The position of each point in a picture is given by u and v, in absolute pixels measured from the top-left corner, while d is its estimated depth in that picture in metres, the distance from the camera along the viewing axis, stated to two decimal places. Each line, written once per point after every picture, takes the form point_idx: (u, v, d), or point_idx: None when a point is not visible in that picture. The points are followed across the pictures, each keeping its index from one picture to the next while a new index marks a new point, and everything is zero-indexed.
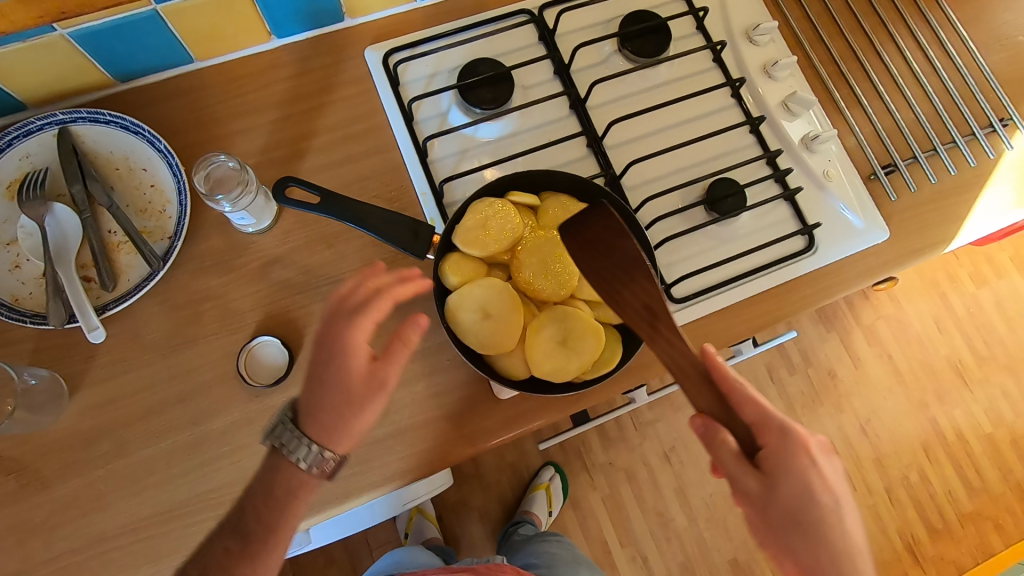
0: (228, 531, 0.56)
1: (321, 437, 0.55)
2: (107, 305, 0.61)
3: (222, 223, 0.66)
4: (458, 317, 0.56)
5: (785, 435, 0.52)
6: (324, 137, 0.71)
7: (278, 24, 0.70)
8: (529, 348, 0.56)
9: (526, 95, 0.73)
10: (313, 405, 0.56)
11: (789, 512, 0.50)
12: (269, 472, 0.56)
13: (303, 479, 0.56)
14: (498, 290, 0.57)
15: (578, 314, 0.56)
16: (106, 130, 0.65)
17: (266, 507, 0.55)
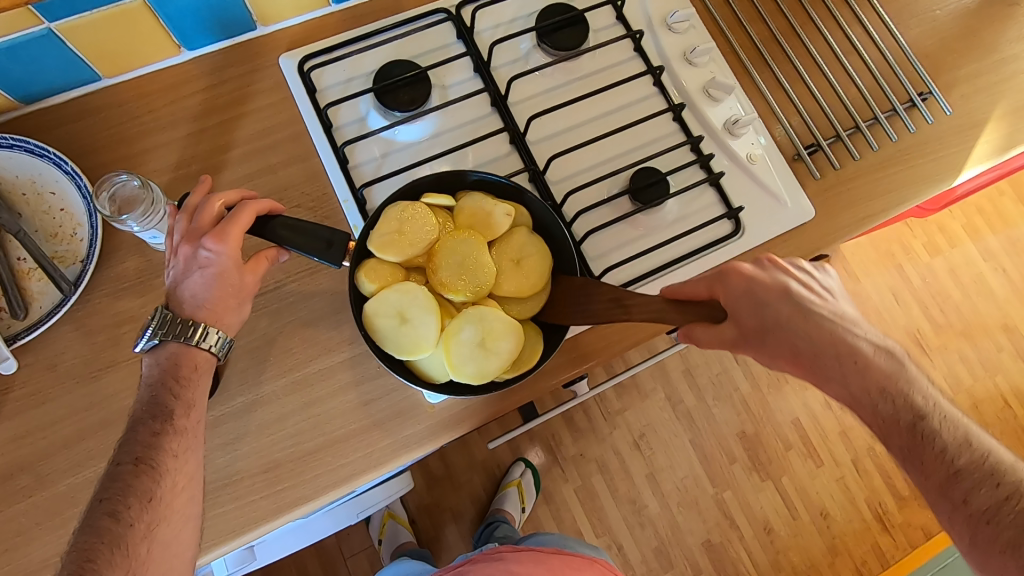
0: (138, 416, 0.52)
1: (209, 315, 0.55)
2: (17, 334, 0.60)
3: (138, 243, 0.65)
4: (376, 324, 0.55)
5: (724, 280, 0.60)
6: (242, 149, 0.70)
7: (186, 37, 0.68)
8: (447, 349, 0.55)
9: (446, 95, 0.73)
10: (193, 298, 0.55)
11: (760, 334, 0.59)
12: (158, 370, 0.54)
13: (206, 364, 0.56)
14: (414, 293, 0.56)
15: (495, 312, 0.56)
16: (9, 154, 0.64)
17: (180, 389, 0.54)
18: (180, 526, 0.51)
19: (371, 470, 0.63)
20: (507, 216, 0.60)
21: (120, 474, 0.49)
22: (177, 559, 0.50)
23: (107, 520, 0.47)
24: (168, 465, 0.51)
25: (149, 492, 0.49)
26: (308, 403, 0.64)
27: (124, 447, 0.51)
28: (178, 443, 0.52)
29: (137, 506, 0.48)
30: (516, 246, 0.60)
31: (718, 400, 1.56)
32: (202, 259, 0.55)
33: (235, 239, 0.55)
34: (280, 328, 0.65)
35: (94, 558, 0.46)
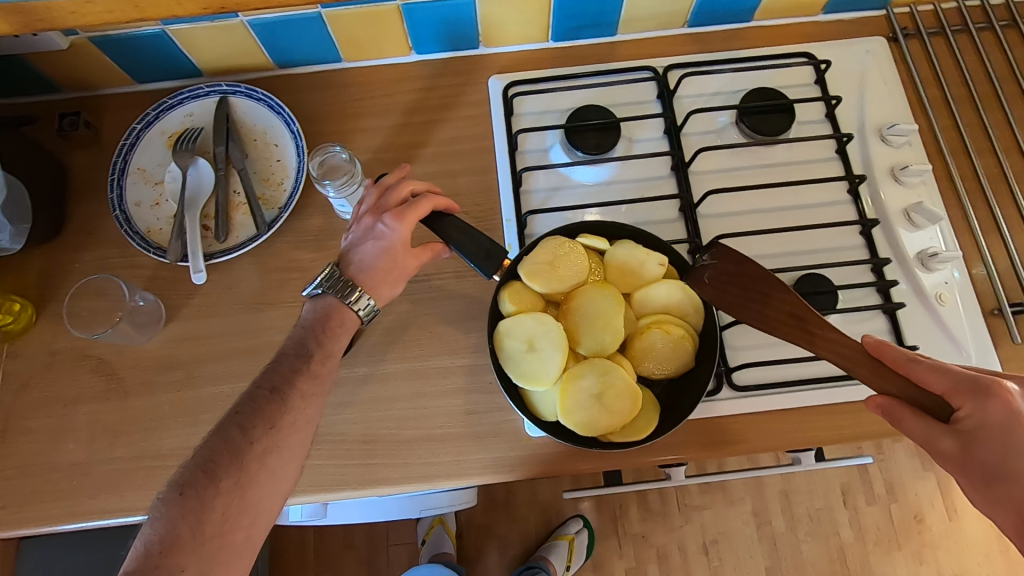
0: (285, 353, 0.58)
1: (367, 282, 0.61)
2: (215, 253, 0.69)
3: (327, 207, 0.73)
4: (505, 345, 0.57)
5: (985, 397, 0.47)
6: (434, 148, 0.76)
7: (419, 42, 0.77)
8: (564, 393, 0.55)
9: (631, 147, 0.74)
10: (361, 264, 0.61)
11: (989, 472, 0.46)
12: (311, 316, 0.60)
13: (350, 325, 0.61)
14: (550, 325, 0.57)
15: (621, 371, 0.55)
16: (255, 105, 0.75)
17: (324, 338, 0.59)
18: (288, 461, 0.53)
19: (453, 478, 0.64)
20: (661, 267, 0.59)
21: (256, 396, 0.54)
22: (277, 490, 0.52)
23: (236, 431, 0.51)
24: (295, 403, 0.54)
25: (274, 420, 0.53)
26: (417, 393, 0.67)
27: (266, 376, 0.56)
28: (307, 388, 0.56)
29: (262, 427, 0.52)
30: (657, 302, 0.59)
31: (811, 537, 1.40)
32: (378, 232, 0.61)
33: (410, 221, 0.60)
34: (416, 318, 0.70)
35: (216, 459, 0.49)
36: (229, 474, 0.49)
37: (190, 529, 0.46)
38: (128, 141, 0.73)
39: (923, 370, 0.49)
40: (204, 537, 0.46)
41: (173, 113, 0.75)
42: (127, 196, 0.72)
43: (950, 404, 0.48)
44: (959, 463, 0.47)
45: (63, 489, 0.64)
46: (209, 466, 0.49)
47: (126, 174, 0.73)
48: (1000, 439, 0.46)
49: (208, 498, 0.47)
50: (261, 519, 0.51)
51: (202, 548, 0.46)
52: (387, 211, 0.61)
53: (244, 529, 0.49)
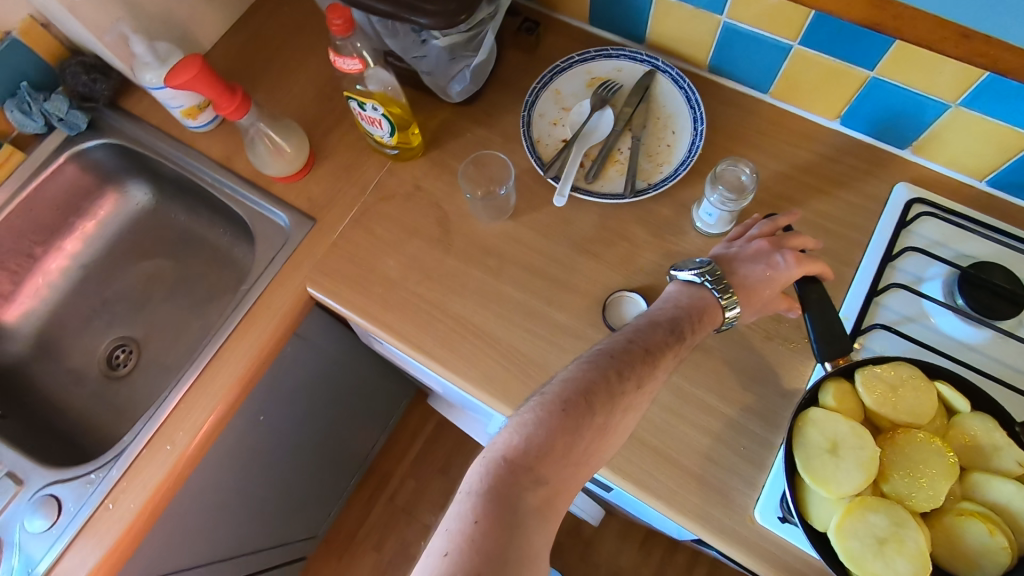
0: (659, 321, 0.54)
1: (742, 293, 0.59)
2: (579, 189, 0.75)
3: (684, 205, 0.75)
4: (809, 434, 0.55)
5: None
6: (806, 212, 0.75)
7: (854, 115, 0.76)
8: (843, 514, 0.52)
9: (1015, 329, 0.66)
10: (745, 277, 0.60)
11: None
12: (686, 299, 0.58)
13: (710, 325, 0.58)
14: (863, 442, 0.54)
15: (917, 533, 0.50)
16: (675, 90, 0.80)
17: (698, 326, 0.56)
18: (633, 420, 0.50)
19: (664, 504, 0.63)
20: (1017, 465, 0.53)
21: (630, 348, 0.51)
22: (616, 443, 0.50)
23: (614, 374, 0.48)
24: (660, 371, 0.51)
25: (641, 378, 0.50)
26: (671, 409, 0.67)
27: (639, 333, 0.53)
28: (673, 362, 0.53)
29: (633, 381, 0.49)
30: (993, 493, 0.53)
31: None
32: (772, 259, 0.61)
33: (802, 270, 0.61)
34: (708, 346, 0.69)
35: (596, 392, 0.47)
36: (603, 413, 0.47)
37: (564, 448, 0.45)
38: (562, 64, 0.82)
39: None
40: (569, 461, 0.45)
41: (607, 61, 0.82)
42: (537, 105, 0.81)
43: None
44: None
45: (369, 291, 0.73)
46: (588, 394, 0.46)
47: (545, 89, 0.81)
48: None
49: (584, 427, 0.45)
50: (597, 466, 0.49)
51: (565, 469, 0.45)
52: (784, 247, 0.62)
53: (589, 468, 0.47)
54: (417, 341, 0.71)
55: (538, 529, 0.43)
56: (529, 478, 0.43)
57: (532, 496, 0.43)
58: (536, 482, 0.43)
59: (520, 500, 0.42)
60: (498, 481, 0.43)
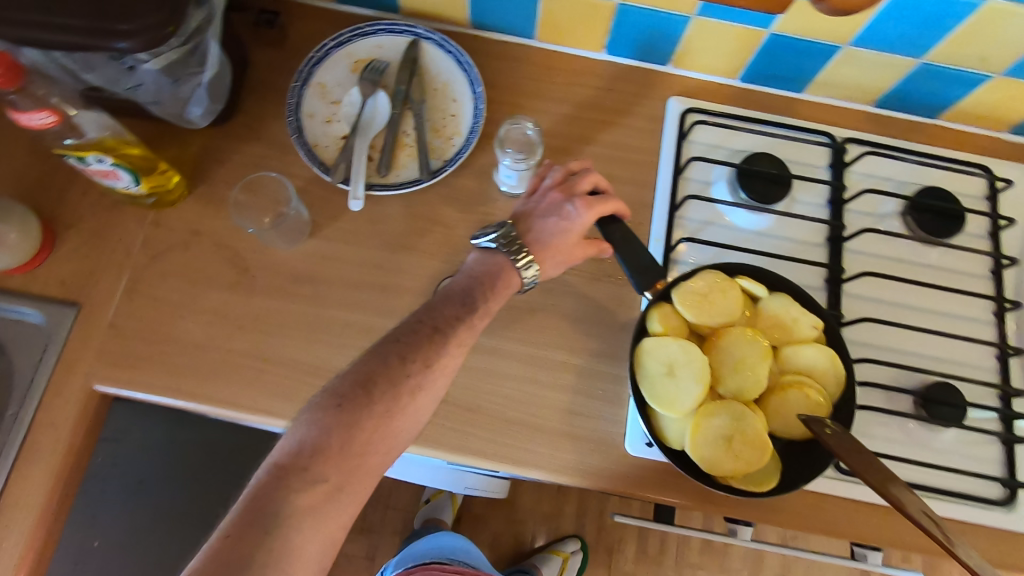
0: (451, 295, 0.57)
1: (537, 251, 0.61)
2: (374, 186, 0.70)
3: (485, 172, 0.73)
4: (646, 364, 0.57)
5: None
6: (599, 149, 0.77)
7: (615, 43, 0.77)
8: (694, 428, 0.56)
9: (791, 206, 0.74)
10: (536, 234, 0.61)
11: None
12: (482, 266, 0.60)
13: (511, 289, 0.60)
14: (693, 356, 0.57)
15: (754, 420, 0.55)
16: (443, 56, 0.75)
17: (491, 293, 0.58)
18: (432, 400, 0.53)
19: (544, 470, 0.65)
20: (813, 329, 0.60)
21: (418, 331, 0.54)
22: (416, 424, 0.53)
23: (393, 360, 0.52)
24: (453, 346, 0.54)
25: (428, 358, 0.52)
26: (528, 377, 0.67)
27: (431, 311, 0.56)
28: (464, 334, 0.55)
29: (418, 362, 0.52)
30: (803, 358, 0.59)
31: None
32: (562, 210, 0.62)
33: (594, 214, 0.61)
34: (545, 306, 0.70)
35: (374, 381, 0.50)
36: (382, 401, 0.50)
37: (340, 442, 0.48)
38: (316, 54, 0.73)
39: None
40: (349, 454, 0.48)
41: (365, 40, 0.75)
42: (302, 106, 0.73)
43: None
44: None
45: (174, 365, 0.65)
46: (365, 384, 0.50)
47: (307, 85, 0.73)
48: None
49: (358, 417, 0.49)
50: (397, 450, 0.52)
51: (344, 463, 0.48)
52: (574, 194, 0.62)
53: (380, 455, 0.50)
54: (248, 400, 0.64)
55: (309, 525, 0.46)
56: (302, 476, 0.46)
57: (300, 492, 0.46)
58: (311, 479, 0.46)
59: (286, 502, 0.45)
60: (268, 482, 0.46)
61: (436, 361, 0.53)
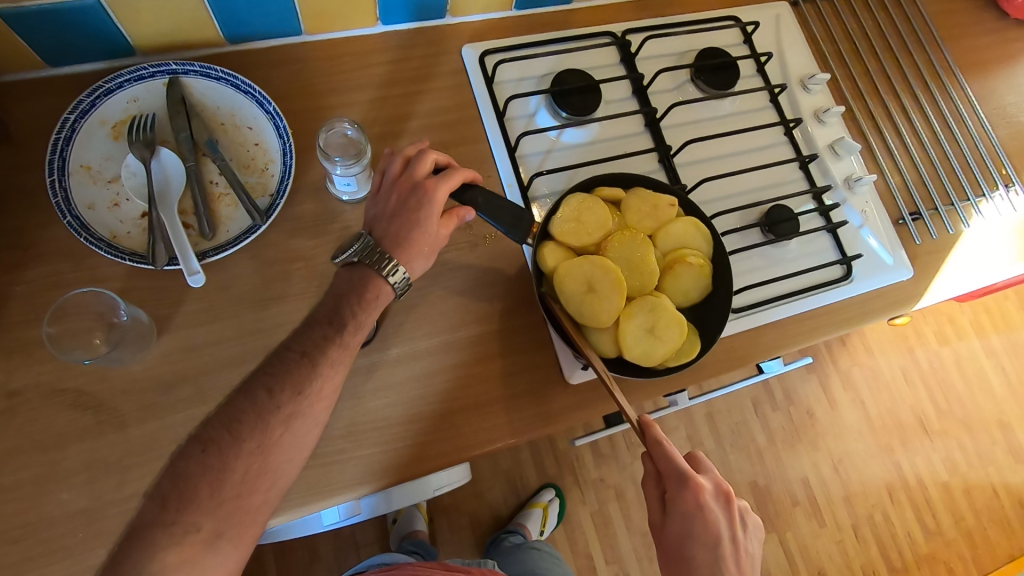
0: (319, 316, 0.54)
1: (403, 253, 0.58)
2: (206, 252, 0.62)
3: (318, 189, 0.68)
4: (565, 291, 0.60)
5: (683, 487, 0.61)
6: (418, 122, 0.75)
7: (388, 12, 0.74)
8: (621, 333, 0.60)
9: (607, 109, 0.80)
10: (395, 236, 0.58)
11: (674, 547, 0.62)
12: (345, 284, 0.56)
13: (384, 298, 0.57)
14: (605, 266, 0.61)
15: (666, 304, 0.61)
16: (215, 85, 0.67)
17: (360, 309, 0.55)
18: (312, 429, 0.51)
19: (508, 437, 0.66)
20: (673, 207, 0.65)
21: (286, 359, 0.51)
22: (297, 455, 0.51)
23: (263, 393, 0.49)
24: (324, 370, 0.51)
25: (301, 385, 0.50)
26: (455, 364, 0.67)
27: (299, 335, 0.53)
28: (337, 352, 0.53)
29: (287, 393, 0.50)
30: (677, 234, 0.65)
31: (735, 448, 1.60)
32: (411, 203, 0.58)
33: (442, 194, 0.59)
34: (438, 292, 0.69)
35: (240, 419, 0.48)
36: (251, 437, 0.48)
37: (209, 488, 0.46)
38: (60, 134, 0.61)
39: (672, 458, 0.62)
40: (222, 497, 0.46)
41: (112, 99, 0.64)
42: (74, 199, 0.61)
43: (661, 483, 0.63)
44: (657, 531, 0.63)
45: (71, 542, 0.55)
46: (233, 423, 0.48)
47: (67, 173, 0.61)
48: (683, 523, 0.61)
49: (228, 458, 0.47)
50: (278, 485, 0.50)
51: (217, 509, 0.46)
52: (417, 183, 0.59)
53: (260, 493, 0.48)
54: None
55: None
56: (172, 529, 0.44)
57: (165, 548, 0.43)
58: (182, 533, 0.44)
59: (154, 561, 0.43)
60: (131, 538, 0.44)
61: (308, 387, 0.50)
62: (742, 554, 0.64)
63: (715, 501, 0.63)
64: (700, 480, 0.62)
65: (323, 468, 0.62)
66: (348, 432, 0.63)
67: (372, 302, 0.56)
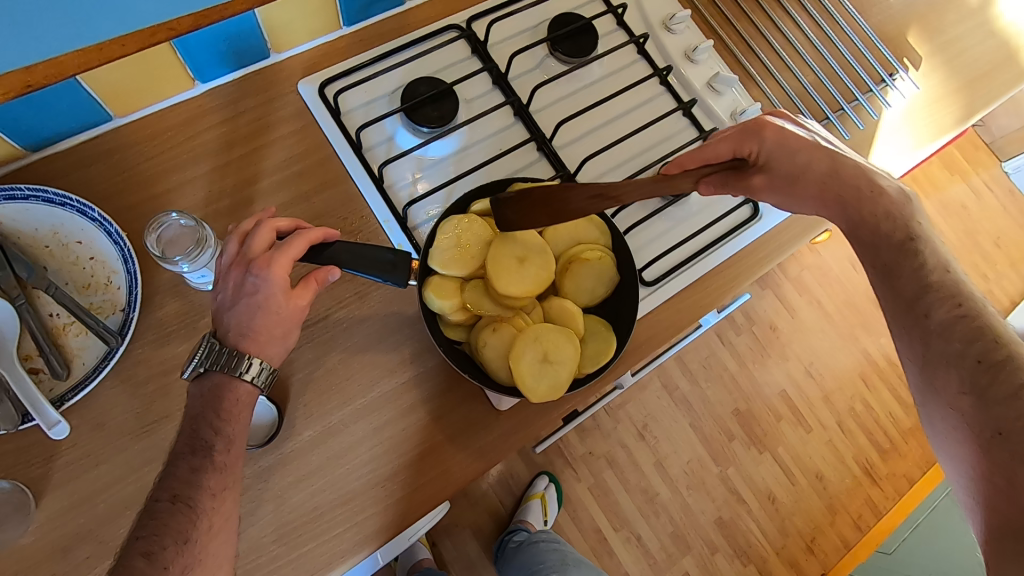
0: (179, 448, 0.50)
1: (253, 344, 0.54)
2: (65, 396, 0.56)
3: (175, 286, 0.62)
4: (500, 261, 0.57)
5: (754, 133, 0.61)
6: (270, 179, 0.68)
7: (201, 68, 0.66)
8: (517, 371, 0.55)
9: (469, 109, 0.73)
10: (238, 326, 0.54)
11: (789, 178, 0.60)
12: (200, 401, 0.52)
13: (249, 398, 0.54)
14: (549, 255, 0.60)
15: (547, 327, 0.57)
16: (24, 206, 0.59)
17: (221, 424, 0.52)
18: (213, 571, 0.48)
19: (450, 487, 0.63)
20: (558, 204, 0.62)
21: (157, 512, 0.48)
22: None
23: (142, 560, 0.45)
24: (206, 505, 0.49)
25: (184, 533, 0.47)
26: (375, 428, 0.63)
27: (164, 480, 0.49)
28: (213, 483, 0.50)
29: (171, 548, 0.46)
30: (568, 228, 0.62)
31: (710, 381, 1.60)
32: (249, 286, 0.54)
33: (283, 265, 0.53)
34: (339, 356, 0.64)
35: None
36: None
37: None
38: None
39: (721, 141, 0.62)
40: None
41: None
42: None
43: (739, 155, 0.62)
44: (768, 187, 0.61)
45: None
46: None
47: None
48: (782, 154, 0.60)
49: None
50: None
51: None
52: (252, 261, 0.54)
53: None
54: None
55: None
56: None
57: None
58: None
59: None
60: None
61: (193, 534, 0.48)
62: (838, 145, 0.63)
63: (807, 131, 0.62)
64: (761, 118, 0.62)
65: None
66: (280, 536, 0.59)
67: (233, 410, 0.53)
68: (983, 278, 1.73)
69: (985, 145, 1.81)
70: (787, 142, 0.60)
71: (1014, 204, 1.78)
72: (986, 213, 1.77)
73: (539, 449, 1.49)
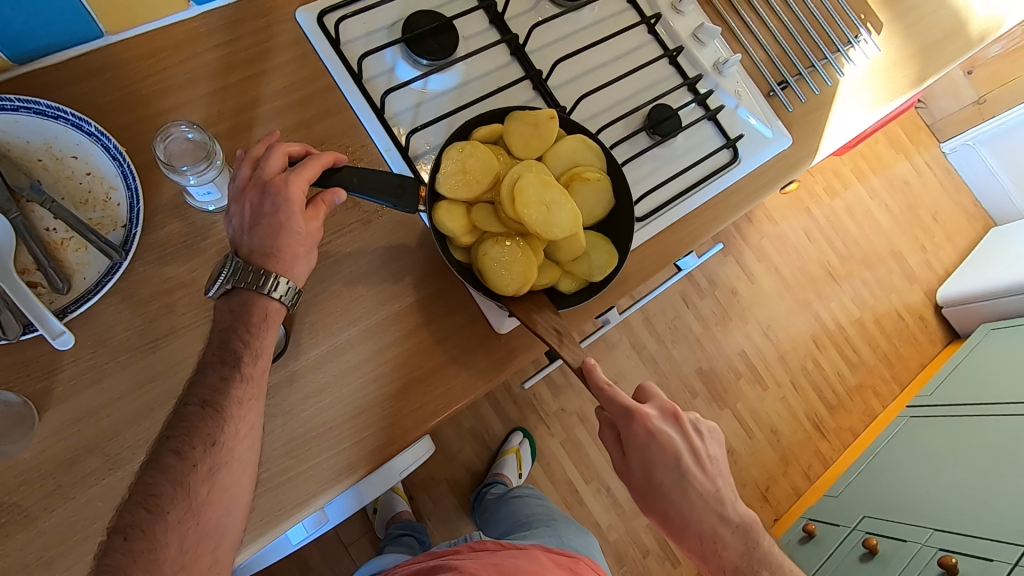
0: (209, 358, 0.52)
1: (279, 264, 0.54)
2: (67, 308, 0.56)
3: (177, 205, 0.61)
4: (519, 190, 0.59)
5: (629, 422, 0.60)
6: (270, 105, 0.68)
7: None
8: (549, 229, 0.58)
9: (467, 45, 0.75)
10: (262, 247, 0.54)
11: (641, 482, 0.62)
12: (229, 317, 0.54)
13: (277, 316, 0.55)
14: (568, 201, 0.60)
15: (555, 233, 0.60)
16: (15, 118, 0.58)
17: (250, 337, 0.53)
18: (241, 474, 0.50)
19: (454, 404, 0.65)
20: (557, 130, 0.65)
21: (188, 415, 0.50)
22: (236, 506, 0.50)
23: (173, 458, 0.49)
24: (232, 412, 0.50)
25: (212, 436, 0.50)
26: (380, 349, 0.64)
27: (194, 388, 0.51)
28: (242, 391, 0.51)
29: (200, 448, 0.49)
30: (568, 150, 0.65)
31: (676, 341, 1.68)
32: (267, 208, 0.54)
33: (300, 187, 0.54)
34: (342, 280, 0.65)
35: (157, 493, 0.47)
36: (176, 505, 0.47)
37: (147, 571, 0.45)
38: None
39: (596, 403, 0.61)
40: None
41: None
42: None
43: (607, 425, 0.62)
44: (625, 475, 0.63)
45: None
46: (153, 498, 0.47)
47: None
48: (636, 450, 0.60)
49: (156, 535, 0.46)
50: (227, 536, 0.49)
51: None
52: (268, 184, 0.55)
53: (207, 554, 0.48)
54: None
55: None
56: None
57: None
58: None
59: None
60: None
61: (222, 438, 0.49)
62: (706, 462, 0.64)
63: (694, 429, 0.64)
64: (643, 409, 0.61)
65: (273, 491, 0.59)
66: (289, 449, 0.60)
67: (261, 327, 0.54)
68: (921, 249, 1.86)
69: (927, 126, 1.93)
70: (651, 443, 0.60)
71: (950, 182, 1.92)
72: (926, 189, 1.90)
73: (525, 386, 1.54)
